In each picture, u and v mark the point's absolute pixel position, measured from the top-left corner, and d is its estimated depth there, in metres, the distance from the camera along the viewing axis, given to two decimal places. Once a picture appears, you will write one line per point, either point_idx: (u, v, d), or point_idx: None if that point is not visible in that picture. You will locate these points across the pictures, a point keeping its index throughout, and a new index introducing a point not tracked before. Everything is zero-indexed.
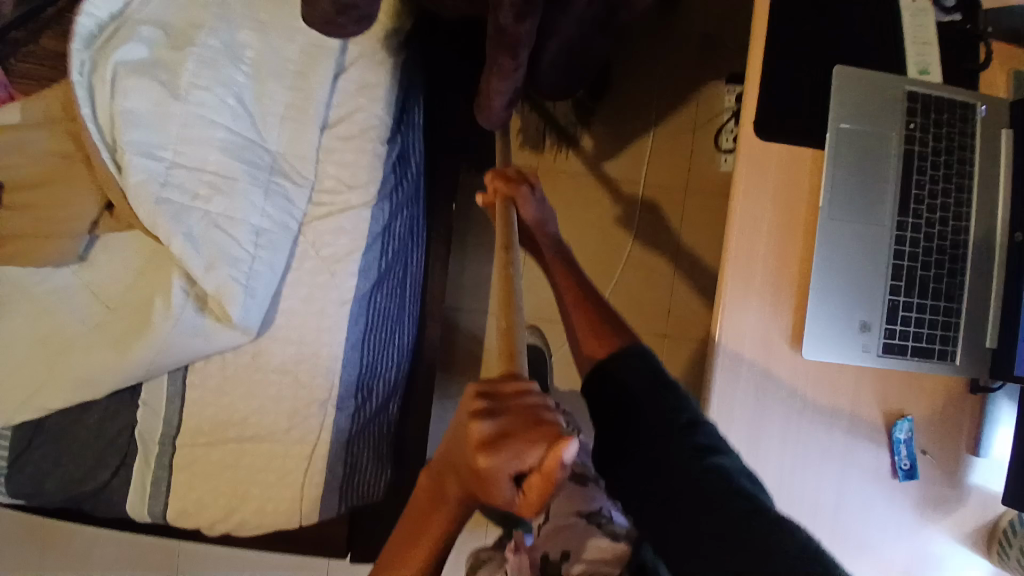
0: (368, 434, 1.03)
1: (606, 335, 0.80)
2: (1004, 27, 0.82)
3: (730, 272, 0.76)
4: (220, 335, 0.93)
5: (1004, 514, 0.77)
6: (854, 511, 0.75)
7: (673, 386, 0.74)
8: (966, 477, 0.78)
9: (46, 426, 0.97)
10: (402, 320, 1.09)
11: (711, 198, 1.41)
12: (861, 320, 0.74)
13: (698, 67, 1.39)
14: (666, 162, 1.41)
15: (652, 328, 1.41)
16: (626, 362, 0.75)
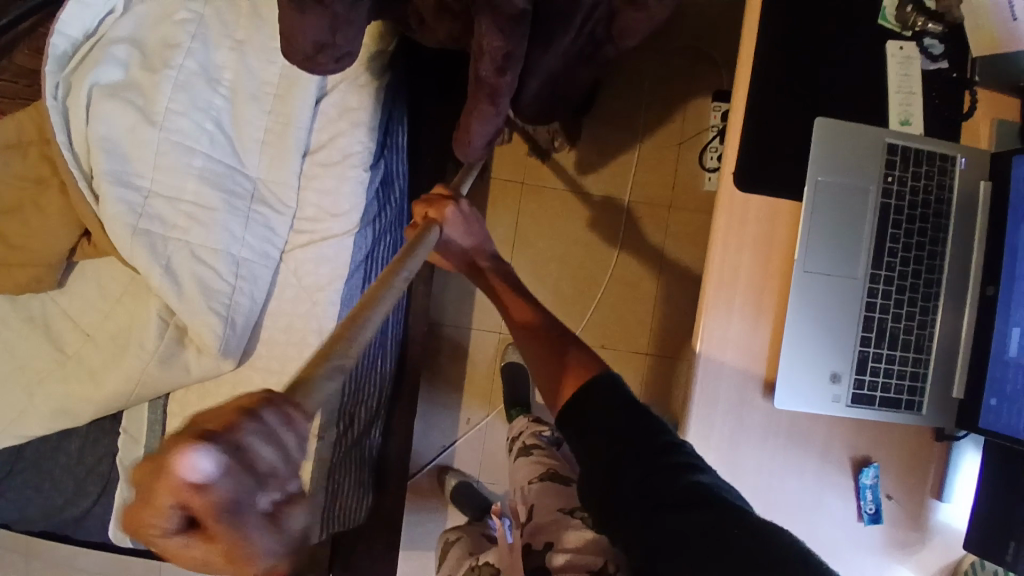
0: (350, 460, 1.05)
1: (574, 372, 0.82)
2: (993, 76, 0.81)
3: (706, 322, 0.77)
4: (200, 367, 0.93)
5: (966, 557, 0.80)
6: (820, 555, 0.78)
7: (646, 409, 0.76)
8: (930, 520, 0.81)
9: (27, 453, 0.99)
10: (383, 345, 1.10)
11: (694, 217, 1.42)
12: (831, 370, 0.77)
13: (686, 83, 1.38)
14: (652, 178, 1.41)
15: (633, 345, 1.43)
16: (598, 390, 0.78)
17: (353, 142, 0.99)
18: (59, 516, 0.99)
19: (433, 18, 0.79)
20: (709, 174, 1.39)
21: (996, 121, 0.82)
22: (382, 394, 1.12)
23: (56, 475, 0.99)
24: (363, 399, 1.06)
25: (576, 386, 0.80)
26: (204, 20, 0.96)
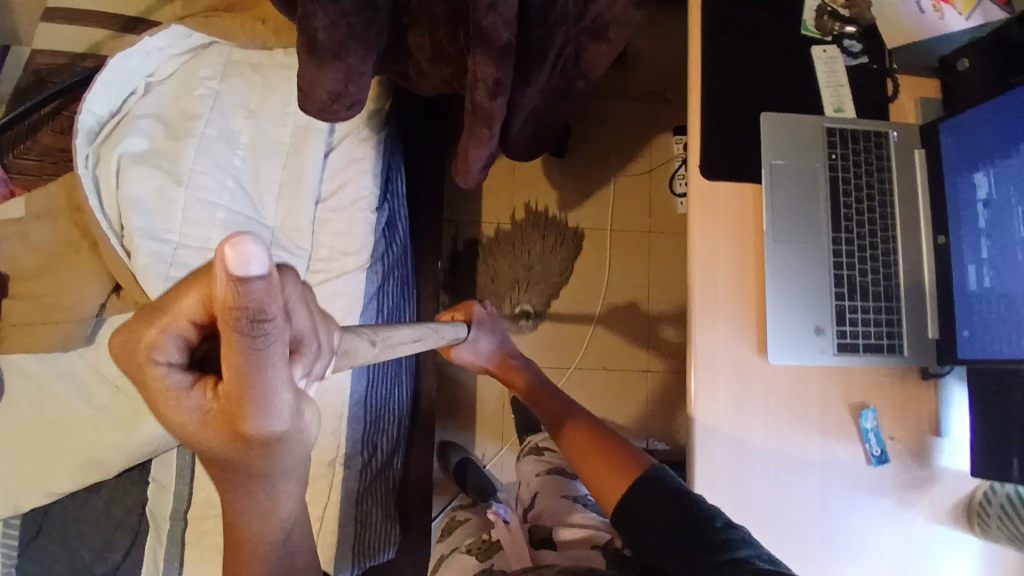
0: (376, 489, 1.06)
1: (617, 467, 0.85)
2: (906, 65, 0.97)
3: (699, 294, 0.85)
4: None
5: (977, 488, 0.86)
6: (838, 501, 0.83)
7: (688, 496, 0.76)
8: (935, 458, 0.87)
9: (55, 512, 0.99)
10: (399, 376, 1.14)
11: (673, 239, 1.53)
12: (815, 325, 0.84)
13: (648, 122, 1.55)
14: (629, 208, 1.54)
15: (633, 365, 1.50)
16: (640, 487, 0.79)
17: (359, 187, 1.10)
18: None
19: (430, 67, 0.93)
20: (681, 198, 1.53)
21: (918, 97, 0.96)
22: (400, 425, 1.14)
23: (83, 534, 0.99)
24: (383, 427, 1.09)
25: (622, 477, 0.83)
26: (220, 93, 1.09)
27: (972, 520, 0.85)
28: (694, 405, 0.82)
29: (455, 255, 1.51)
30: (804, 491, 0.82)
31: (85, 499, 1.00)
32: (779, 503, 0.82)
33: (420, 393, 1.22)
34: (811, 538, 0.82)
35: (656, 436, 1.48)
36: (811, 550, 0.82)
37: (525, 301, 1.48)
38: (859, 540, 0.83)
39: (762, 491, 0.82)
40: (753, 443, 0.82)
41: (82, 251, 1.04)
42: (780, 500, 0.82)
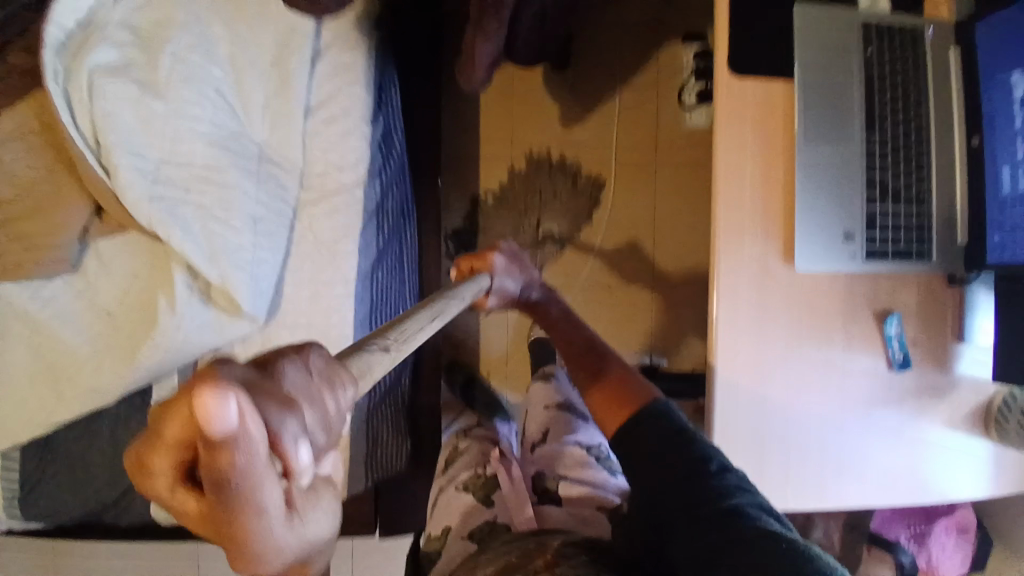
0: (385, 409, 1.08)
1: (622, 403, 0.77)
2: None
3: (723, 203, 0.80)
4: (230, 326, 0.94)
5: (996, 395, 0.87)
6: (858, 409, 0.82)
7: (694, 436, 0.69)
8: (955, 365, 0.87)
9: (56, 442, 0.98)
10: (404, 299, 1.11)
11: (682, 154, 1.46)
12: (843, 230, 0.80)
13: (656, 27, 1.44)
14: (635, 122, 1.45)
15: (637, 286, 1.48)
16: (647, 421, 0.72)
17: (351, 96, 1.01)
18: (102, 501, 0.99)
19: None
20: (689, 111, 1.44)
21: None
22: (408, 348, 1.12)
23: (93, 463, 0.98)
24: None
25: (622, 414, 0.75)
26: None
27: (989, 425, 0.86)
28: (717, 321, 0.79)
29: (453, 175, 1.45)
30: (824, 399, 0.81)
31: (89, 429, 0.98)
32: (799, 411, 0.81)
33: (426, 317, 1.18)
34: (828, 445, 0.82)
35: (659, 356, 1.48)
36: (828, 455, 0.82)
37: (550, 225, 1.45)
38: (875, 444, 0.83)
39: (784, 399, 0.80)
40: (775, 353, 0.80)
41: (61, 174, 0.93)
42: (800, 408, 0.81)
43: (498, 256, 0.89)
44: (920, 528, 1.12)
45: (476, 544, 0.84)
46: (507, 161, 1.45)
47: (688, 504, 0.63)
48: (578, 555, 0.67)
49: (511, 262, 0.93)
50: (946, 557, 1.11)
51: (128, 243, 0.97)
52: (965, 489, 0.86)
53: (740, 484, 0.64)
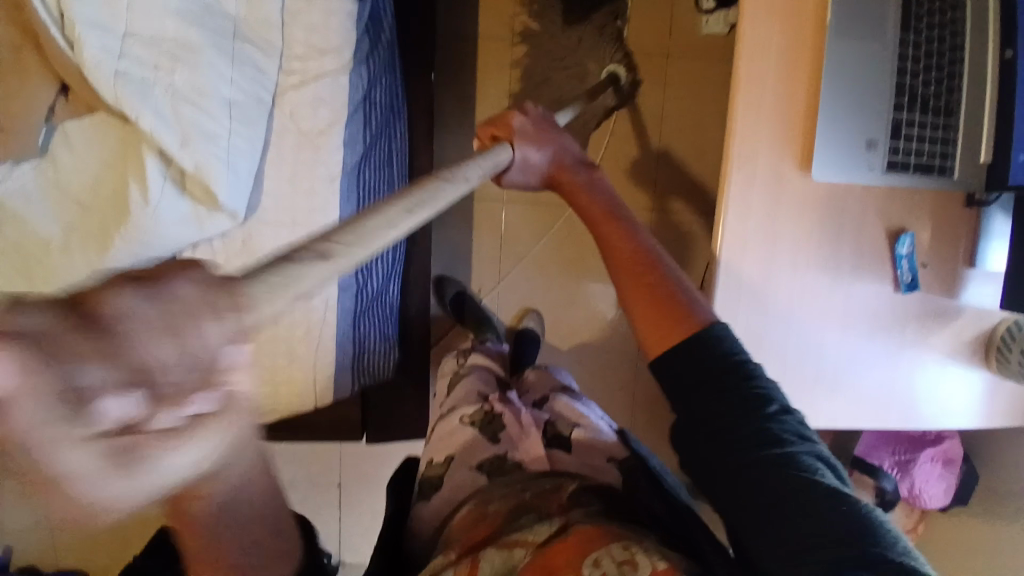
0: (372, 314, 1.04)
1: (672, 320, 0.69)
2: None
3: (741, 103, 0.73)
4: (208, 221, 0.88)
5: (1000, 323, 0.85)
6: (859, 331, 0.80)
7: (748, 364, 0.65)
8: (965, 291, 0.84)
9: None
10: (393, 201, 1.06)
11: (694, 64, 1.37)
12: (866, 138, 0.75)
13: None
14: (647, 22, 1.34)
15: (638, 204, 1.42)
16: (700, 342, 0.66)
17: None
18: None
19: None
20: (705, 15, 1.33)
21: None
22: (398, 253, 1.08)
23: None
24: (377, 252, 1.02)
25: (672, 334, 0.68)
26: None
27: (990, 357, 0.85)
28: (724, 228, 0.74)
29: (447, 74, 1.34)
30: (826, 319, 0.79)
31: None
32: (796, 329, 0.79)
33: (416, 224, 1.13)
34: (823, 364, 0.80)
35: None
36: (821, 376, 0.81)
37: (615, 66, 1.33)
38: (869, 366, 0.82)
39: (782, 315, 0.78)
40: (780, 268, 0.77)
41: (26, 54, 0.91)
42: (798, 326, 0.78)
43: (522, 122, 0.77)
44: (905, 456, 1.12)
45: (485, 477, 0.83)
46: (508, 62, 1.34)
47: (735, 451, 0.61)
48: (592, 503, 0.72)
49: (538, 128, 0.79)
50: (931, 485, 1.09)
51: (97, 130, 0.86)
52: (948, 413, 0.86)
53: (786, 420, 0.63)
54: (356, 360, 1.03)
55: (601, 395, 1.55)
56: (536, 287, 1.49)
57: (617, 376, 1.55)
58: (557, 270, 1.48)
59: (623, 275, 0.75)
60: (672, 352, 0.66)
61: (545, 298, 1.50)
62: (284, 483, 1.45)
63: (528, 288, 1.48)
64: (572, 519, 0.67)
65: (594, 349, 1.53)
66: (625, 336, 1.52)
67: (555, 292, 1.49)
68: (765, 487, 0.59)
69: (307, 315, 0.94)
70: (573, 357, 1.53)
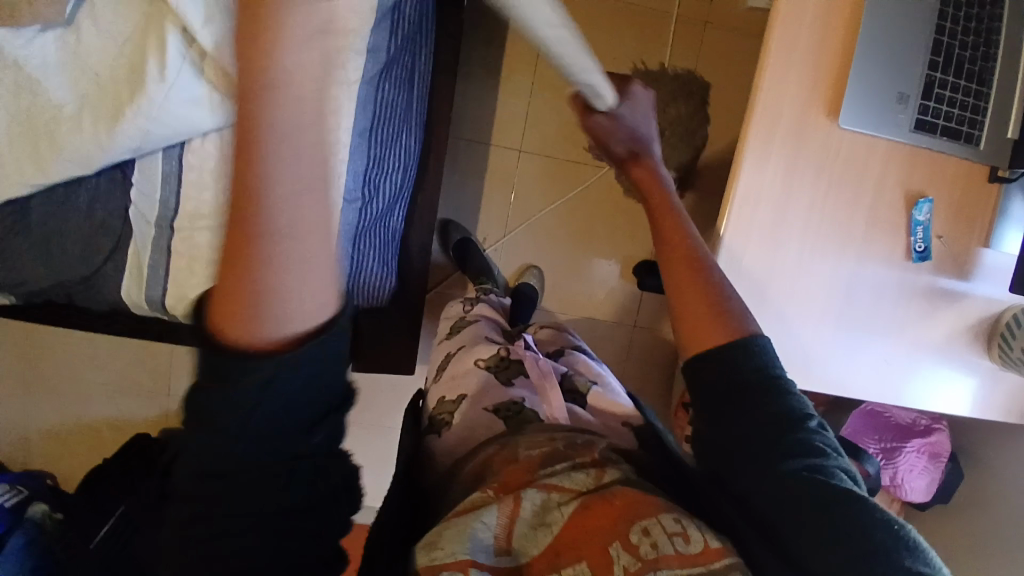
0: (374, 233, 1.02)
1: (709, 322, 0.65)
2: None
3: (776, 41, 0.72)
4: (222, 108, 0.86)
5: (1007, 311, 0.83)
6: (864, 295, 0.78)
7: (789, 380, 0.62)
8: (974, 270, 0.82)
9: (32, 210, 0.91)
10: (408, 124, 1.04)
11: (727, 38, 1.35)
12: (898, 92, 0.73)
13: None
14: None
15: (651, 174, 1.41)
16: (744, 347, 0.62)
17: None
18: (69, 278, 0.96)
19: None
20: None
21: None
22: (406, 177, 1.06)
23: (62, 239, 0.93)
24: (386, 171, 1.01)
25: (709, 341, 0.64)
26: None
27: (992, 344, 0.83)
28: (744, 164, 0.73)
29: (478, 15, 1.32)
30: (831, 277, 0.77)
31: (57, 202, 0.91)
32: (799, 285, 0.77)
33: (427, 154, 1.12)
34: (824, 326, 0.78)
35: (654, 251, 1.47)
36: (821, 339, 0.78)
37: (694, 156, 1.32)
38: (869, 336, 0.79)
39: (786, 269, 0.76)
40: (791, 218, 0.75)
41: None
42: (802, 281, 0.77)
43: (637, 90, 0.86)
44: (890, 443, 1.15)
45: (503, 423, 0.73)
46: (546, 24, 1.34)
47: (777, 458, 0.57)
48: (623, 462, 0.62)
49: (631, 99, 0.85)
50: (914, 477, 1.12)
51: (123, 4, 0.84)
52: (942, 396, 0.84)
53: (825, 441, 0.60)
54: (351, 278, 1.01)
55: None
56: (540, 246, 1.47)
57: (611, 348, 1.53)
58: (563, 231, 1.46)
59: (670, 263, 0.72)
60: (717, 352, 0.62)
61: (548, 259, 1.48)
62: (262, 412, 1.45)
63: (532, 246, 1.47)
64: (611, 475, 0.57)
65: (590, 317, 1.51)
66: (623, 308, 1.51)
67: (559, 254, 1.48)
68: (812, 502, 0.54)
69: None
70: (569, 323, 1.51)
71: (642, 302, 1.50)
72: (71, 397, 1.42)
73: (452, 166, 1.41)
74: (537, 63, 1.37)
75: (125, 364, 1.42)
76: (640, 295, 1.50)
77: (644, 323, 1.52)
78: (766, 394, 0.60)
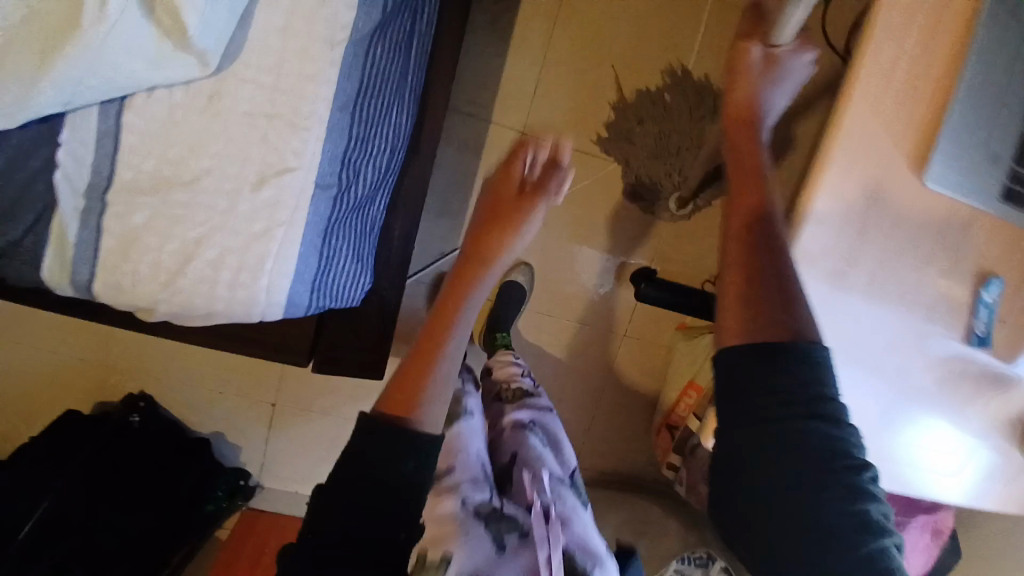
0: (349, 225, 0.86)
1: (756, 328, 0.59)
2: None
3: (863, 76, 0.60)
4: (171, 62, 0.69)
5: None
6: (914, 380, 0.69)
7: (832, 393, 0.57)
8: None
9: None
10: (402, 100, 0.87)
11: None
12: (991, 151, 0.62)
13: None
14: None
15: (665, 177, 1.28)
16: (790, 361, 0.56)
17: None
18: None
19: None
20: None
21: None
22: (393, 162, 0.90)
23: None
24: (369, 155, 0.84)
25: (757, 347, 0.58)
26: None
27: None
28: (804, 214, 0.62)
29: None
30: (882, 359, 0.68)
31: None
32: (840, 311, 0.66)
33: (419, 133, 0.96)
34: (855, 367, 0.68)
35: (656, 259, 1.36)
36: (854, 383, 0.68)
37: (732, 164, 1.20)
38: (900, 375, 0.69)
39: (831, 292, 0.65)
40: (860, 260, 0.65)
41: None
42: (844, 307, 0.66)
43: (803, 60, 0.74)
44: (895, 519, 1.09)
45: None
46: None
47: (799, 480, 0.55)
48: None
49: (777, 66, 0.74)
50: (914, 555, 1.07)
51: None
52: (943, 475, 0.72)
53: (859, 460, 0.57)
54: (317, 279, 0.85)
55: (573, 370, 1.45)
56: (534, 241, 1.34)
57: (595, 355, 1.44)
58: (560, 227, 1.33)
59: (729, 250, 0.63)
60: (747, 349, 0.58)
61: (540, 255, 1.35)
62: (208, 399, 1.36)
63: (524, 239, 1.34)
64: None
65: (578, 320, 1.41)
66: (613, 314, 1.41)
67: (553, 251, 1.35)
68: (822, 544, 0.54)
69: (272, 208, 0.77)
70: (554, 324, 1.41)
71: (635, 310, 1.41)
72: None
73: (445, 141, 1.25)
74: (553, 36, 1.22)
75: (60, 324, 1.29)
76: (632, 303, 1.40)
77: (633, 332, 1.43)
78: (825, 431, 0.56)
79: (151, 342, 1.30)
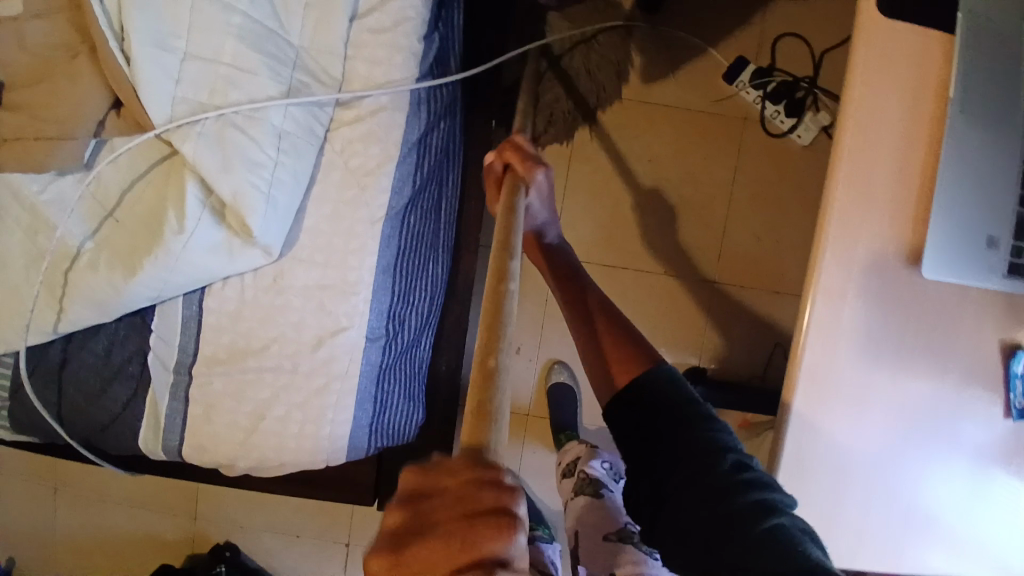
0: (399, 368, 0.93)
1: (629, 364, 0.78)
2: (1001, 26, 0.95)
3: (846, 173, 0.64)
4: (239, 255, 0.81)
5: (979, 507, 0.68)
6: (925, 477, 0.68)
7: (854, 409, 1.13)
8: (972, 439, 0.68)
9: (70, 365, 0.89)
10: (440, 257, 0.98)
11: (762, 156, 1.34)
12: (989, 235, 0.65)
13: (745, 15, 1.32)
14: (714, 109, 1.34)
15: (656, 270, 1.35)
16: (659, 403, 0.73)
17: None
18: (65, 425, 0.91)
19: None
20: (755, 93, 1.32)
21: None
22: (432, 310, 0.98)
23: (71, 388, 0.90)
24: (411, 307, 0.93)
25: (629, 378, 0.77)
26: None
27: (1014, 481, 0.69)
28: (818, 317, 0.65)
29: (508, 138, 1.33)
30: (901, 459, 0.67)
31: (62, 348, 0.88)
32: (875, 394, 0.67)
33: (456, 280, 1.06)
34: (854, 484, 0.67)
35: (699, 352, 1.37)
36: (859, 511, 0.68)
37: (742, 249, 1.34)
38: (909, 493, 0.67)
39: (813, 380, 0.66)
40: (888, 338, 0.66)
41: (80, 57, 0.79)
42: (864, 404, 0.67)
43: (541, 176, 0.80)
44: None
45: None
46: (582, 144, 1.33)
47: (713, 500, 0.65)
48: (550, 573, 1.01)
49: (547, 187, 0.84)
50: None
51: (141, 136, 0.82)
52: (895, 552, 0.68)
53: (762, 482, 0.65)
54: (366, 421, 0.90)
55: None
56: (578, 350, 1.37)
57: None
58: None
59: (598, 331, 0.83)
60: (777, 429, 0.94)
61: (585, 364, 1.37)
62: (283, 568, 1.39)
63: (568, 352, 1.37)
64: None
65: None
66: None
67: None
68: None
69: (329, 365, 0.86)
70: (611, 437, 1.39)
71: None
72: (89, 513, 1.40)
73: None
74: (570, 166, 1.34)
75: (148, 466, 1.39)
76: None
77: None
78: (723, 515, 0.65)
79: (232, 502, 1.38)
